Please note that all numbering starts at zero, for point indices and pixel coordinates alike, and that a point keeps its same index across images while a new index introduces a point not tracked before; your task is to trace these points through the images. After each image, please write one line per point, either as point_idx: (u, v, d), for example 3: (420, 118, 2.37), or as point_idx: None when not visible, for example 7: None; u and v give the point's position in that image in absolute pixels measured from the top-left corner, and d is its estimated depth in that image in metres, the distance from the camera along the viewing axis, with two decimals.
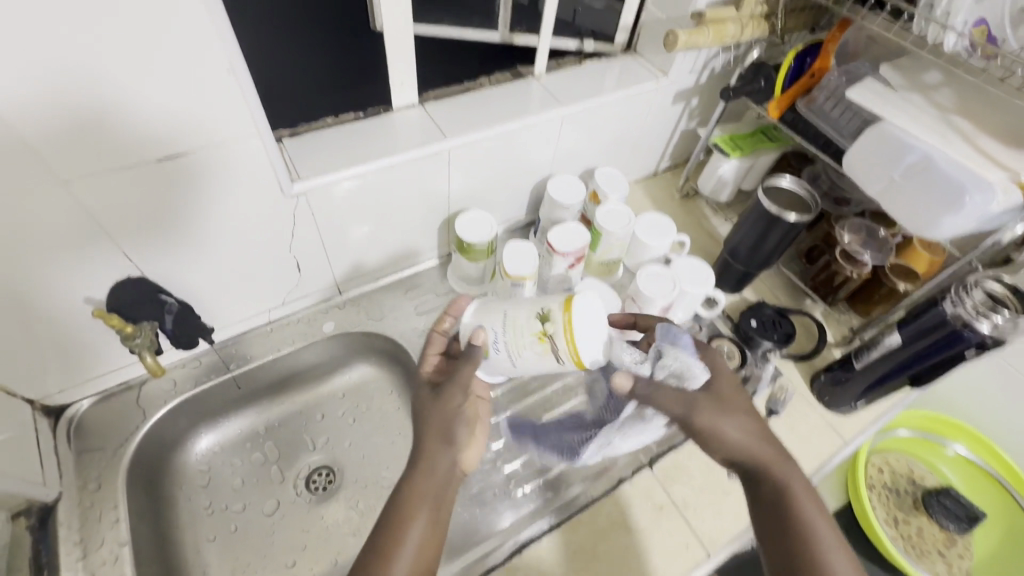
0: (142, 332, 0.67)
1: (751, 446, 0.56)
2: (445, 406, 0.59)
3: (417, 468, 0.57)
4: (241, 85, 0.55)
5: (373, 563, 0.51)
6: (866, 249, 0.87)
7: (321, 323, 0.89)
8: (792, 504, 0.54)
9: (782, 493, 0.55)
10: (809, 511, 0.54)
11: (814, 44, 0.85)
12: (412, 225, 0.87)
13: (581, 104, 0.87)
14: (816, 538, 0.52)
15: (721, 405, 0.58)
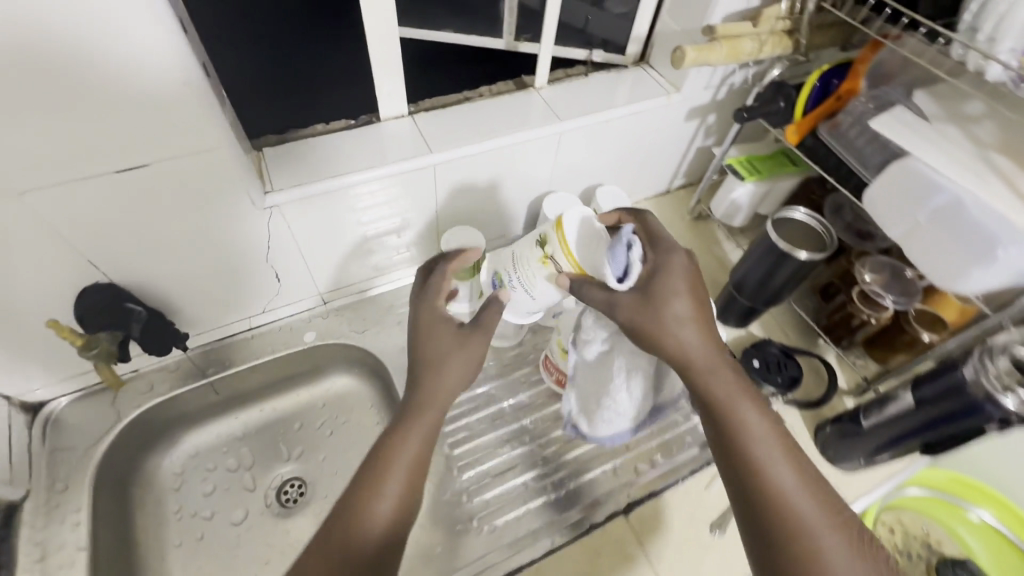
0: (97, 343, 0.65)
1: (692, 350, 0.54)
2: (463, 341, 0.61)
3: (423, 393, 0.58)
4: (200, 97, 0.52)
5: (366, 482, 0.53)
6: (887, 292, 0.79)
7: (302, 332, 0.87)
8: (733, 412, 0.52)
9: (724, 397, 0.52)
10: (749, 412, 0.52)
11: (842, 64, 0.78)
12: (397, 238, 0.85)
13: (582, 120, 0.82)
14: (757, 437, 0.50)
15: (666, 307, 0.55)
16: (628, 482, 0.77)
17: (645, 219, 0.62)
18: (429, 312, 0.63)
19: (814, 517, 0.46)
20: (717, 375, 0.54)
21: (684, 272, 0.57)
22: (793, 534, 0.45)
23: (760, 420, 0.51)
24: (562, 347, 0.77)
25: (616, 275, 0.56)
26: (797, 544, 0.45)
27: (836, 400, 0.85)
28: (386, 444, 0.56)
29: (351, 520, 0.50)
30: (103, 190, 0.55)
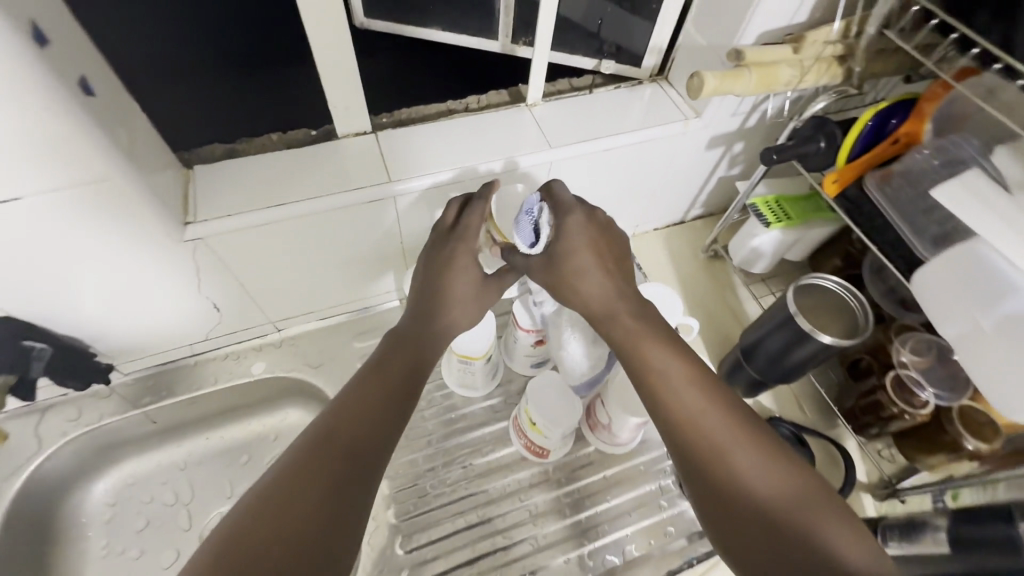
0: None
1: (595, 302, 0.60)
2: (461, 278, 0.63)
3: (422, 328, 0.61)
4: (69, 123, 0.42)
5: (358, 400, 0.54)
6: (929, 382, 0.67)
7: (250, 363, 0.79)
8: (636, 344, 0.56)
9: (633, 340, 0.56)
10: (655, 352, 0.55)
11: (904, 101, 0.63)
12: (359, 267, 0.74)
13: (578, 148, 0.69)
14: (666, 373, 0.53)
15: (570, 262, 0.60)
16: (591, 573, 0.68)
17: (553, 181, 0.64)
18: (439, 256, 0.64)
19: (727, 438, 0.49)
20: (621, 321, 0.58)
21: (582, 229, 0.61)
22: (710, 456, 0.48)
23: (667, 356, 0.55)
24: (531, 417, 0.67)
25: (526, 242, 0.60)
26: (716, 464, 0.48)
27: (854, 497, 0.74)
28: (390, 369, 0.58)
29: (355, 428, 0.52)
30: None
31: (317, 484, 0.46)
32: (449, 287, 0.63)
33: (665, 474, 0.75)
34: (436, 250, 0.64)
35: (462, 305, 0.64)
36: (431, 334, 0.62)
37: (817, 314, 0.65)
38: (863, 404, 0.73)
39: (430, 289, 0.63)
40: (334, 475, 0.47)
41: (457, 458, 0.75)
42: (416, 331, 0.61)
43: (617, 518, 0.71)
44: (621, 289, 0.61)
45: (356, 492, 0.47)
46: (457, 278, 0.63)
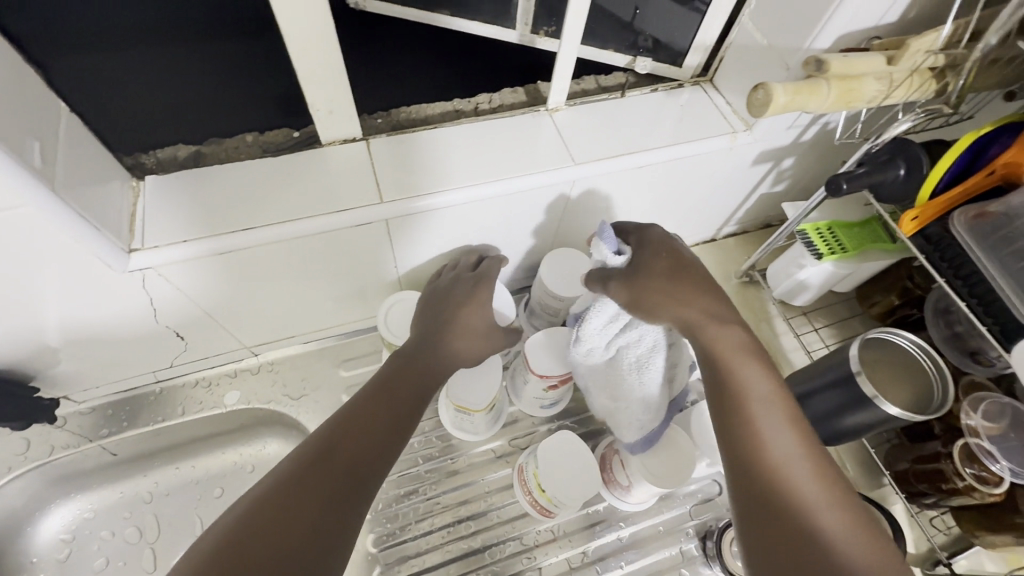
0: None
1: (694, 308, 0.53)
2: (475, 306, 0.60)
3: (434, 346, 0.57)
4: None
5: (362, 414, 0.49)
6: (1004, 454, 0.56)
7: (224, 392, 0.70)
8: (729, 363, 0.50)
9: (726, 355, 0.51)
10: (749, 372, 0.50)
11: (1013, 124, 0.51)
12: (346, 290, 0.64)
13: (606, 164, 0.59)
14: (755, 399, 0.48)
15: (654, 269, 0.55)
16: None
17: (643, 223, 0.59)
18: (453, 289, 0.60)
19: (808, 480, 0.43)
20: (721, 332, 0.53)
21: (664, 238, 0.58)
22: (784, 490, 0.43)
23: (760, 381, 0.49)
24: (539, 483, 0.60)
25: (612, 250, 0.56)
26: (796, 511, 0.41)
27: None
28: (392, 392, 0.52)
29: (357, 443, 0.47)
30: None
31: (304, 503, 0.41)
32: (461, 317, 0.59)
33: (687, 536, 0.66)
34: (445, 287, 0.61)
35: (474, 339, 0.59)
36: (442, 357, 0.57)
37: (877, 374, 0.56)
38: (921, 470, 0.63)
39: (440, 315, 0.59)
40: (333, 491, 0.43)
41: (453, 510, 0.66)
42: (427, 351, 0.57)
43: None
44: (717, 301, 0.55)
45: (346, 517, 0.42)
46: (472, 316, 0.60)
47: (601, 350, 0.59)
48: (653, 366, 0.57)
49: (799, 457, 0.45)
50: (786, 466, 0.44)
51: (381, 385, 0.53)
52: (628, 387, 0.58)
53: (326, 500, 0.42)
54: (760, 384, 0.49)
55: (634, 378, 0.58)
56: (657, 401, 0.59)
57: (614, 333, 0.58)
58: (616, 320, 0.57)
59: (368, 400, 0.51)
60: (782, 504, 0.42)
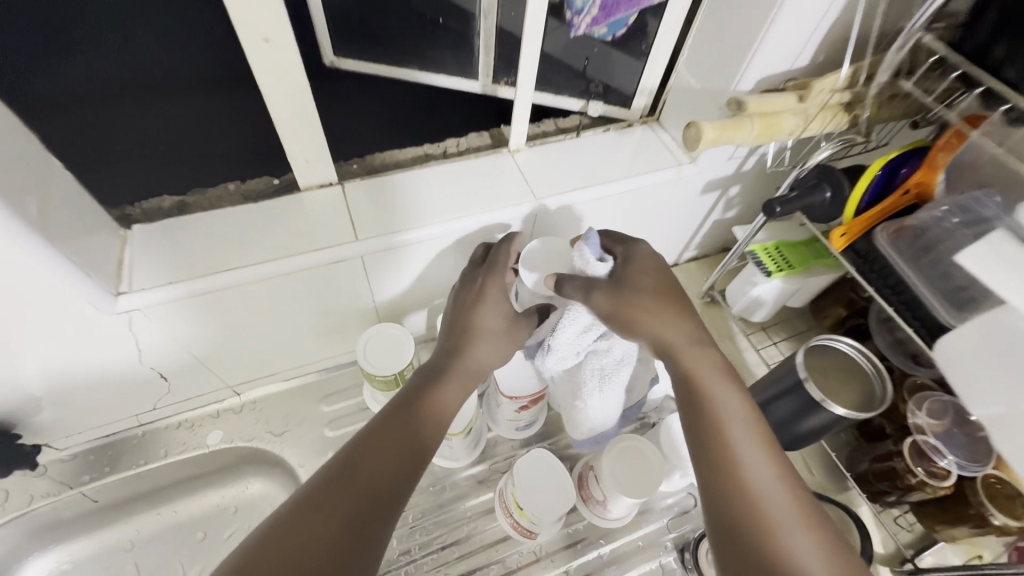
0: None
1: (677, 330, 0.53)
2: (494, 311, 0.58)
3: (454, 364, 0.56)
4: None
5: (373, 449, 0.47)
6: (949, 449, 0.61)
7: (206, 432, 0.71)
8: (704, 386, 0.50)
9: (701, 372, 0.51)
10: (720, 385, 0.50)
11: (917, 149, 0.58)
12: (323, 325, 0.67)
13: (565, 197, 0.64)
14: (732, 425, 0.47)
15: (636, 288, 0.54)
16: None
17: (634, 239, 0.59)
18: (481, 289, 0.58)
19: (787, 508, 0.43)
20: (694, 351, 0.52)
21: (649, 254, 0.57)
22: (761, 525, 0.42)
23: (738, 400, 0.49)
24: (517, 502, 0.61)
25: (594, 256, 0.55)
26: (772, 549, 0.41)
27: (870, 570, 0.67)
28: (406, 424, 0.50)
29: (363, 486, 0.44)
30: None
31: (287, 565, 0.38)
32: (477, 320, 0.57)
33: (667, 549, 0.68)
34: (466, 286, 0.60)
35: (490, 346, 0.57)
36: (463, 375, 0.56)
37: (824, 378, 0.60)
38: (878, 469, 0.67)
39: (461, 322, 0.58)
40: (325, 541, 0.40)
41: (435, 537, 0.67)
42: (444, 372, 0.56)
43: None
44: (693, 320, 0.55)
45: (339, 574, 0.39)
46: (481, 327, 0.57)
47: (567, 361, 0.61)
48: (612, 380, 0.61)
49: (777, 484, 0.45)
50: (763, 494, 0.44)
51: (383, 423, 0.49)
52: (587, 397, 0.62)
53: (311, 572, 0.38)
54: (737, 403, 0.49)
55: (595, 389, 0.61)
56: (613, 408, 0.63)
57: (582, 344, 0.60)
58: (585, 332, 0.58)
59: (367, 442, 0.47)
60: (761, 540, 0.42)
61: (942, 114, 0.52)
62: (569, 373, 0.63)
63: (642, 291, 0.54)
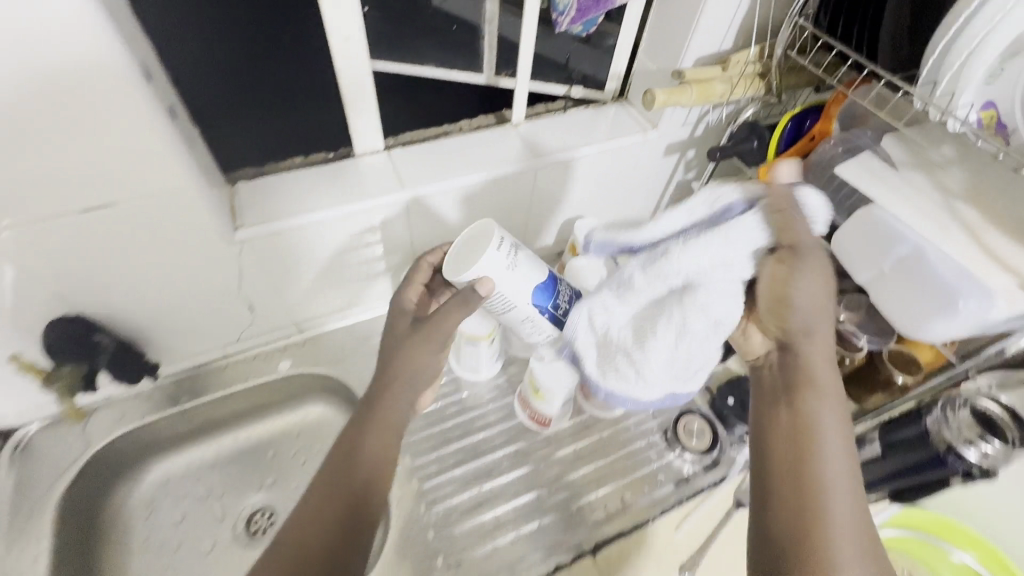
0: (57, 376, 0.68)
1: (824, 341, 0.56)
2: (416, 310, 0.69)
3: (400, 357, 0.64)
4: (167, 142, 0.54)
5: (359, 435, 0.60)
6: (863, 331, 0.79)
7: (277, 361, 0.87)
8: (800, 390, 0.54)
9: (815, 367, 0.55)
10: (823, 381, 0.54)
11: (817, 106, 0.79)
12: (371, 267, 0.84)
13: (558, 156, 0.83)
14: (823, 431, 0.51)
15: (800, 269, 0.56)
16: (597, 521, 0.76)
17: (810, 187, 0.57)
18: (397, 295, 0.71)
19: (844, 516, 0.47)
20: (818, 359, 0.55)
21: (824, 264, 0.57)
22: (809, 522, 0.47)
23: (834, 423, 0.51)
24: (535, 385, 0.79)
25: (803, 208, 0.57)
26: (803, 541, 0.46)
27: None
28: (386, 415, 0.62)
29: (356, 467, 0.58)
30: (63, 227, 0.55)
31: (308, 533, 0.53)
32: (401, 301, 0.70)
33: (654, 432, 0.85)
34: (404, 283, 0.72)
35: (435, 361, 0.65)
36: (410, 365, 0.64)
37: None
38: None
39: (394, 323, 0.68)
40: (335, 516, 0.54)
41: (469, 432, 0.84)
42: (394, 355, 0.65)
43: (614, 472, 0.81)
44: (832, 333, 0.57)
45: (348, 537, 0.54)
46: (438, 340, 0.65)
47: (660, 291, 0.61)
48: (689, 330, 0.59)
49: (841, 488, 0.48)
50: (824, 489, 0.48)
51: (368, 419, 0.61)
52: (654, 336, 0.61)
53: (326, 536, 0.53)
54: (834, 417, 0.52)
55: (665, 333, 0.61)
56: (667, 361, 0.63)
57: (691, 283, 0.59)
58: (722, 274, 0.57)
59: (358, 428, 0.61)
60: (799, 526, 0.47)
61: (832, 82, 0.70)
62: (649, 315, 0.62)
63: (787, 278, 0.56)
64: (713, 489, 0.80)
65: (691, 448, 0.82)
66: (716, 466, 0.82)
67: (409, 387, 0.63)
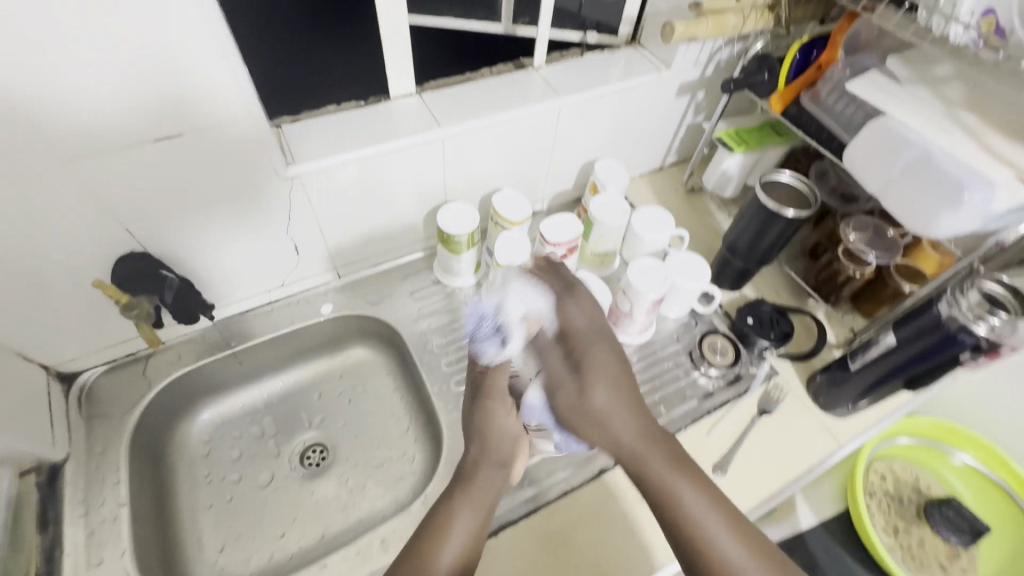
0: (137, 304, 0.71)
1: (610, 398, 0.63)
2: (498, 421, 0.72)
3: (470, 483, 0.67)
4: (233, 72, 0.58)
5: (430, 539, 0.61)
6: (870, 249, 0.85)
7: (319, 305, 0.91)
8: (668, 493, 0.60)
9: (621, 428, 0.62)
10: (630, 436, 0.62)
11: (823, 36, 0.83)
12: (406, 211, 0.88)
13: (580, 95, 0.87)
14: (697, 516, 0.58)
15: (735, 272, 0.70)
16: None
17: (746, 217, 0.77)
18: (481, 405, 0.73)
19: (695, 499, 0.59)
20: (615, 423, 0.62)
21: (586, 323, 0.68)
22: None
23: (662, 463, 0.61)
24: None
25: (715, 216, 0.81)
26: None
27: (826, 352, 0.90)
28: (450, 532, 0.61)
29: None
30: (137, 156, 0.60)
31: None
32: (490, 427, 0.71)
33: (680, 354, 0.91)
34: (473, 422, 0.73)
35: (507, 422, 0.72)
36: (483, 490, 0.67)
37: (780, 198, 0.83)
38: (823, 276, 0.91)
39: (473, 451, 0.70)
40: None
41: None
42: (468, 487, 0.67)
43: (646, 390, 0.86)
44: (635, 399, 0.64)
45: None
46: (500, 397, 0.73)
47: None
48: None
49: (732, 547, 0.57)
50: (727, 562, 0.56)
51: (459, 500, 0.65)
52: None
53: None
54: (689, 484, 0.60)
55: None
56: None
57: None
58: None
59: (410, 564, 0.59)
60: None
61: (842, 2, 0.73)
62: None
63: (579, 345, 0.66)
64: (738, 399, 0.85)
65: (716, 365, 0.88)
66: (740, 380, 0.87)
67: (493, 457, 0.70)
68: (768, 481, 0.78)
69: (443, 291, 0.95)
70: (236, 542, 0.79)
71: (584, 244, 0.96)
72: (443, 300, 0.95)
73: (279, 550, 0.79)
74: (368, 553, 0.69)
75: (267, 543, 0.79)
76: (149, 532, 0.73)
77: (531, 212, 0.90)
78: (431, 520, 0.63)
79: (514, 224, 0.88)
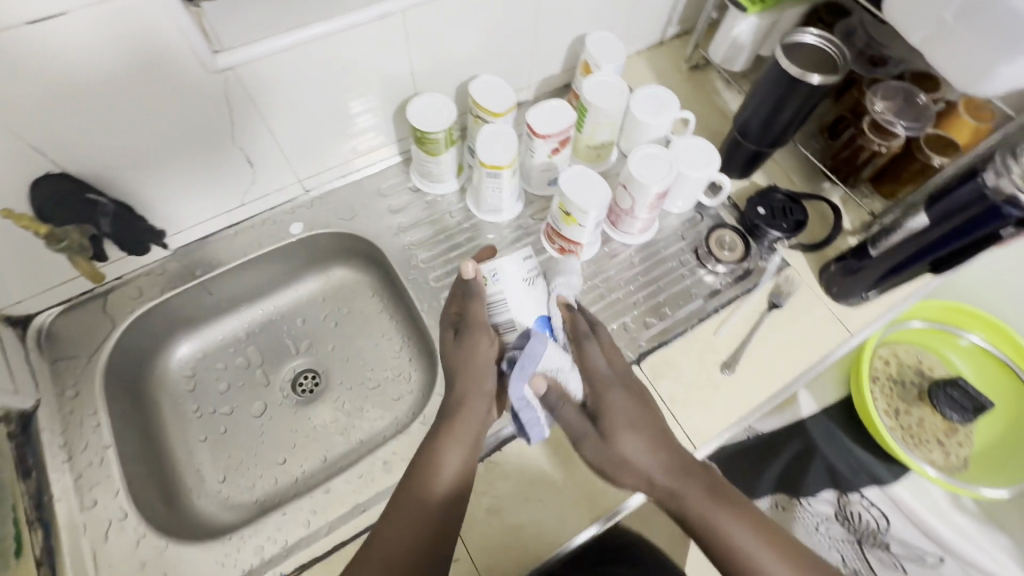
0: (65, 236, 0.62)
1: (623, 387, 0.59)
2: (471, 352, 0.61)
3: (454, 409, 0.61)
4: None
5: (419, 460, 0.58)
6: (899, 118, 0.75)
7: (288, 225, 0.82)
8: (696, 520, 0.54)
9: (690, 494, 0.54)
10: (736, 528, 0.53)
11: None
12: (369, 107, 0.77)
13: None
14: (742, 546, 0.52)
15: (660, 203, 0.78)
16: (637, 336, 0.77)
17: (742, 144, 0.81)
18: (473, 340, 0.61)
19: None
20: (735, 528, 0.53)
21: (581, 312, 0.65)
22: None
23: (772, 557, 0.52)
24: (565, 210, 0.74)
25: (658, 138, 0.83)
26: None
27: (841, 241, 0.84)
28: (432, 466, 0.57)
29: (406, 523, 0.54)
30: (13, 47, 0.47)
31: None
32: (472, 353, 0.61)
33: (684, 252, 0.84)
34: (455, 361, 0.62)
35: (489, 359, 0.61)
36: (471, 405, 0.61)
37: (801, 63, 0.71)
38: (843, 155, 0.83)
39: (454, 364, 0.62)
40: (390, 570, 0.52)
41: None
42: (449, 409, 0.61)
43: (650, 291, 0.81)
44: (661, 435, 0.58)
45: None
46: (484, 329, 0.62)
47: (644, 179, 0.74)
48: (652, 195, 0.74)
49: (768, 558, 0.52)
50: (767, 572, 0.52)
51: (447, 430, 0.59)
52: (647, 198, 0.75)
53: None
54: (733, 521, 0.53)
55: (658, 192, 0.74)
56: (652, 204, 0.77)
57: (660, 164, 0.74)
58: (664, 162, 0.74)
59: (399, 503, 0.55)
60: None
61: None
62: (644, 186, 0.73)
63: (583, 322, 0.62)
64: (747, 295, 0.80)
65: (724, 260, 0.81)
66: (749, 276, 0.82)
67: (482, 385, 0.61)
68: (779, 374, 0.75)
69: (423, 200, 0.86)
70: (237, 472, 0.77)
71: (577, 136, 0.85)
72: (425, 210, 0.86)
73: (281, 476, 0.77)
74: (371, 475, 0.67)
75: (270, 470, 0.77)
76: (143, 471, 0.70)
77: (516, 99, 0.77)
78: (413, 477, 0.57)
79: (497, 115, 0.76)
